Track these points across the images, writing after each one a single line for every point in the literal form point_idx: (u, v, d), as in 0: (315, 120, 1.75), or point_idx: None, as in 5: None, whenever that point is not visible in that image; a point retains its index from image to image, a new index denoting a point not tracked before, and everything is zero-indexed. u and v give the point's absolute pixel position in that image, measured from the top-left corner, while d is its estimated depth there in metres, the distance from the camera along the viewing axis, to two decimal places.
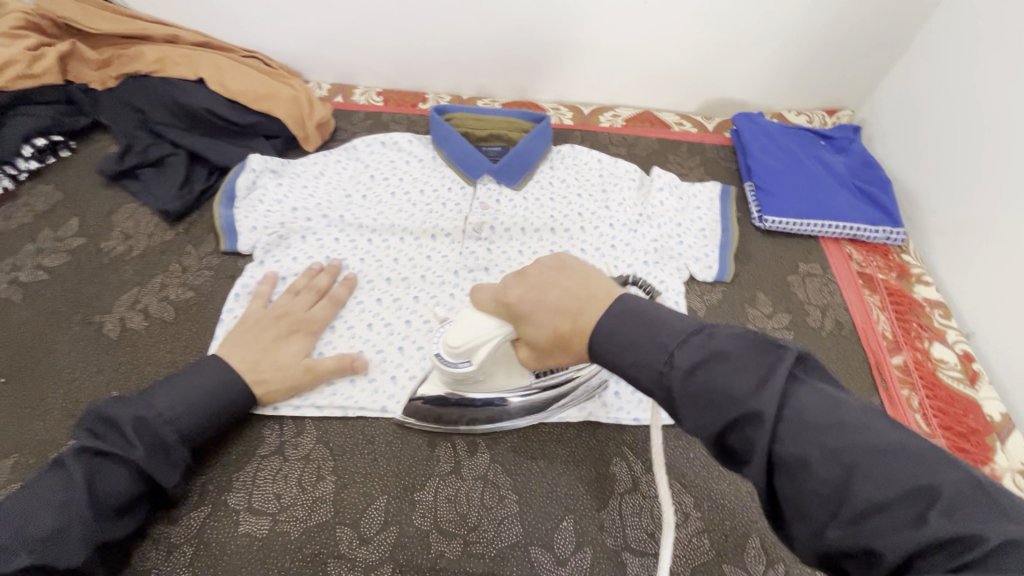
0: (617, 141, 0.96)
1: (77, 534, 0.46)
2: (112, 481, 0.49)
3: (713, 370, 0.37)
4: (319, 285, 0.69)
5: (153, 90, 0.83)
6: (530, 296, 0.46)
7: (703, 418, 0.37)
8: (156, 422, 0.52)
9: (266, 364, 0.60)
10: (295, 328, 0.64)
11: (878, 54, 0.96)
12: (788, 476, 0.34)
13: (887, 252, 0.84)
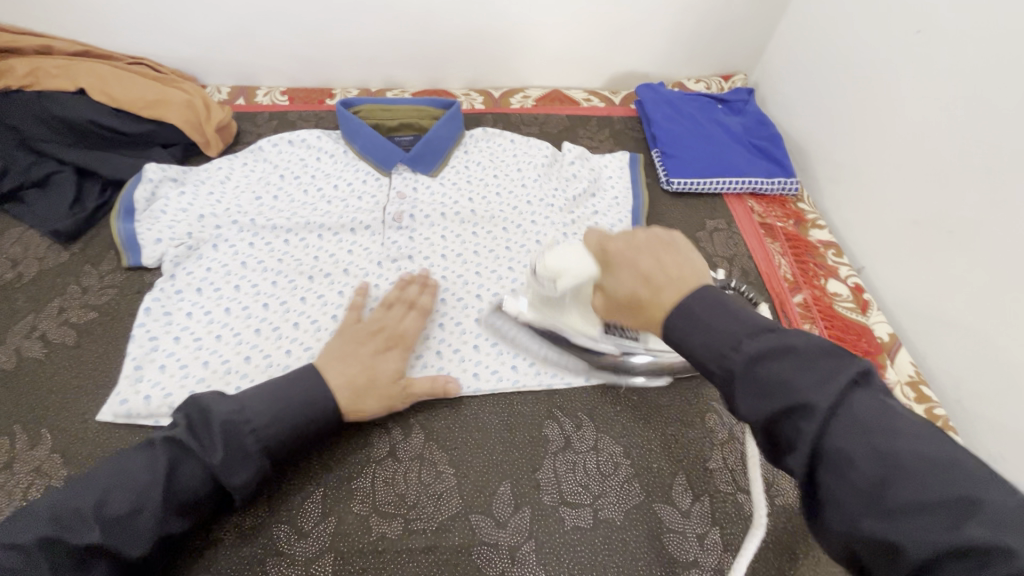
0: (529, 122, 0.98)
1: (144, 521, 0.46)
2: (191, 473, 0.48)
3: (777, 360, 0.38)
4: (411, 296, 0.66)
5: (29, 105, 0.77)
6: (627, 256, 0.48)
7: (758, 402, 0.38)
8: (243, 429, 0.49)
9: (366, 381, 0.57)
10: (392, 343, 0.61)
11: (761, 19, 1.03)
12: (831, 473, 0.35)
13: (785, 201, 0.91)
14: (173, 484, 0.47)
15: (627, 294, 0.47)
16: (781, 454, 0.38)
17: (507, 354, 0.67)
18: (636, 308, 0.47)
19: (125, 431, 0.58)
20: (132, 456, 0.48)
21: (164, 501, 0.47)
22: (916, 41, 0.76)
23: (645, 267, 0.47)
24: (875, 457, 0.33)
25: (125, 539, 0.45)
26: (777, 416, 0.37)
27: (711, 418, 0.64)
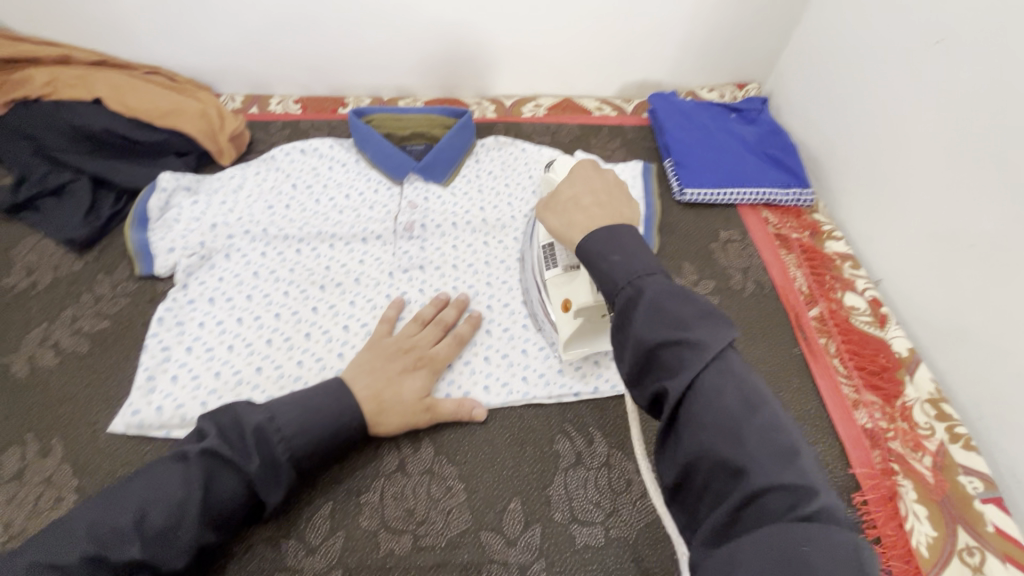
0: (540, 131, 0.98)
1: (185, 535, 0.45)
2: (227, 485, 0.48)
3: (671, 296, 0.39)
4: (446, 320, 0.66)
5: (46, 114, 0.78)
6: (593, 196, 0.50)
7: (647, 327, 0.38)
8: (275, 441, 0.50)
9: (389, 398, 0.58)
10: (421, 364, 0.61)
11: (775, 28, 1.02)
12: (699, 409, 0.36)
13: (800, 213, 0.89)
14: (209, 499, 0.47)
15: (577, 213, 0.49)
16: (651, 377, 0.38)
17: (517, 366, 0.66)
18: (575, 221, 0.48)
19: (135, 442, 0.58)
20: (164, 466, 0.48)
21: (202, 514, 0.46)
22: (936, 51, 0.74)
23: (606, 201, 0.49)
24: (730, 414, 0.35)
25: (167, 553, 0.45)
26: (660, 345, 0.37)
27: None
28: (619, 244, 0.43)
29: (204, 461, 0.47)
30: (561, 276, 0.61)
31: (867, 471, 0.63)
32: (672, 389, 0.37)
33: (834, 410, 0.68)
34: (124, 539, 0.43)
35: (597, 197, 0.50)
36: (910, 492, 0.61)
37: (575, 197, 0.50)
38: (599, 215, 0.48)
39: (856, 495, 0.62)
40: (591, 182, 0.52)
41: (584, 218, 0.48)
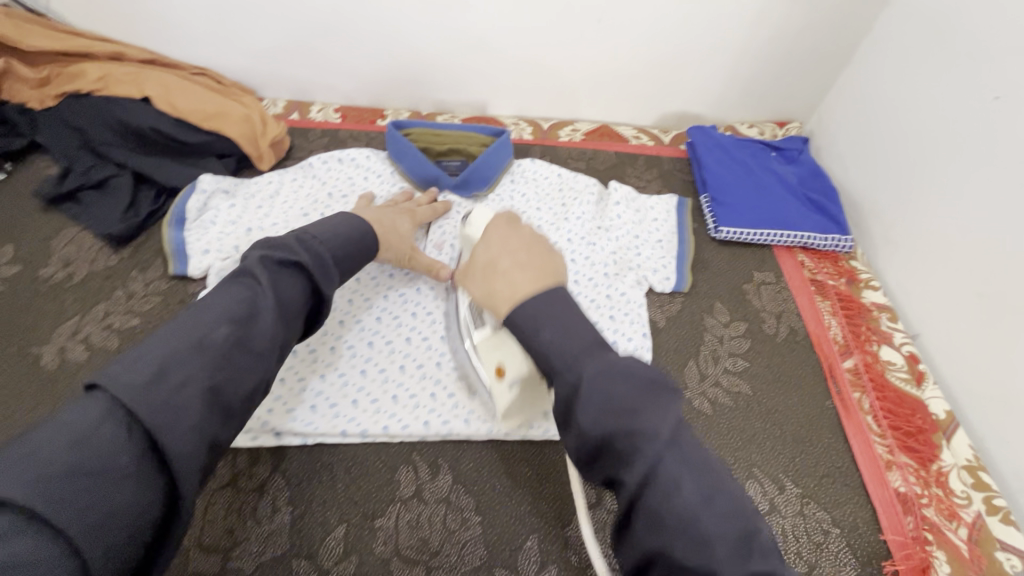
0: (576, 156, 0.97)
1: (267, 323, 0.47)
2: (290, 287, 0.50)
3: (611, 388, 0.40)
4: (417, 199, 0.81)
5: (96, 109, 0.80)
6: (513, 267, 0.51)
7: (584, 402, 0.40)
8: (316, 244, 0.55)
9: (388, 226, 0.69)
10: (406, 214, 0.75)
11: (821, 69, 1.00)
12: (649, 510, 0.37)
13: (837, 258, 0.87)
14: (281, 298, 0.49)
15: (496, 280, 0.51)
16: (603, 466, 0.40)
17: None
18: (501, 290, 0.50)
19: None
20: (223, 285, 0.49)
21: (278, 309, 0.48)
22: (993, 107, 0.72)
23: (527, 264, 0.51)
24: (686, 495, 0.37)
25: (258, 341, 0.45)
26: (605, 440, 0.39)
27: (750, 486, 0.62)
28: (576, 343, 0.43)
29: (266, 268, 0.50)
30: (490, 339, 0.58)
31: (899, 538, 0.60)
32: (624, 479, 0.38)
33: (866, 471, 0.65)
34: (213, 328, 0.44)
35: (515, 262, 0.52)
36: (945, 566, 0.58)
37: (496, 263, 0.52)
38: (519, 280, 0.49)
39: (886, 562, 0.59)
40: (501, 245, 0.55)
41: (508, 289, 0.49)
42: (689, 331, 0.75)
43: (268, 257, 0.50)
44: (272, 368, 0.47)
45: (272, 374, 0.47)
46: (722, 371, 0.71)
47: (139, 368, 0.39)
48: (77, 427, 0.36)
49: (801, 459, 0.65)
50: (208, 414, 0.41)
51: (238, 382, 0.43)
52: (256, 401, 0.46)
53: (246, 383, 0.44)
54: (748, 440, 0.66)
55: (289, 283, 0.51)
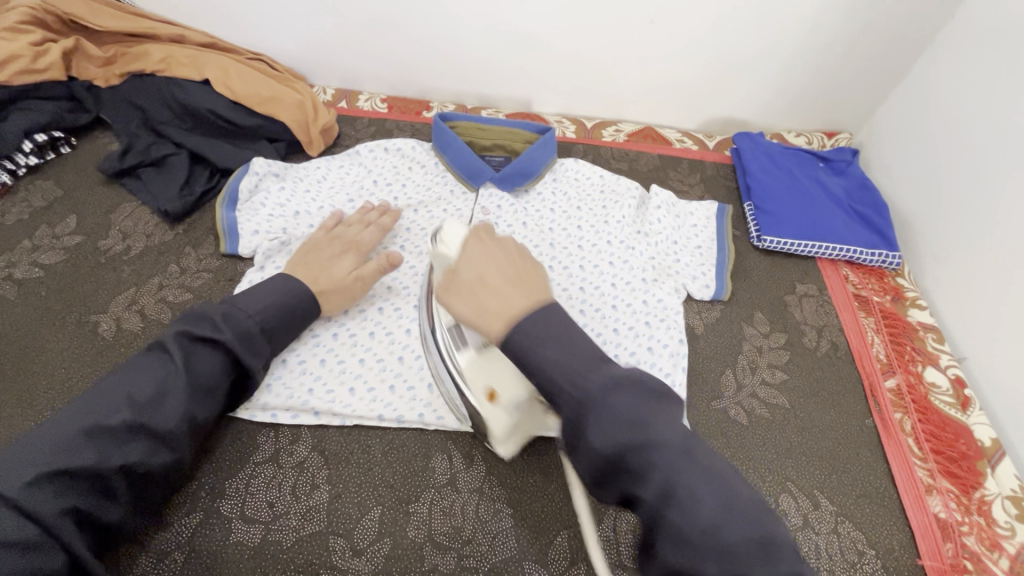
0: (619, 157, 0.97)
1: (173, 405, 0.50)
2: (206, 362, 0.53)
3: (623, 399, 0.40)
4: (370, 218, 0.76)
5: (157, 89, 0.83)
6: (502, 282, 0.49)
7: (609, 433, 0.39)
8: (244, 318, 0.56)
9: (323, 278, 0.66)
10: (348, 248, 0.70)
11: (876, 80, 0.98)
12: (667, 540, 0.38)
13: (882, 275, 0.85)
14: (193, 373, 0.52)
15: (486, 297, 0.48)
16: (620, 483, 0.40)
17: None
18: (490, 306, 0.47)
19: None
20: (145, 358, 0.53)
21: (188, 388, 0.51)
22: None
23: (499, 296, 0.47)
24: (706, 524, 0.37)
25: (160, 425, 0.49)
26: (623, 452, 0.39)
27: (784, 500, 0.61)
28: (549, 336, 0.43)
29: (181, 344, 0.53)
30: (479, 363, 0.54)
31: (936, 564, 0.59)
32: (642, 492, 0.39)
33: (904, 493, 0.63)
34: (121, 409, 0.48)
35: (488, 305, 0.47)
36: None
37: (474, 315, 0.48)
38: (516, 305, 0.46)
39: None
40: (473, 275, 0.50)
41: (498, 322, 0.46)
42: (728, 340, 0.74)
43: (187, 331, 0.54)
44: (181, 448, 0.51)
45: (181, 453, 0.51)
46: (760, 383, 0.70)
47: (38, 455, 0.44)
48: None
49: (837, 476, 0.64)
50: (100, 498, 0.45)
51: (144, 463, 0.47)
52: (161, 476, 0.50)
53: (154, 460, 0.48)
54: (782, 453, 0.65)
55: (205, 355, 0.54)
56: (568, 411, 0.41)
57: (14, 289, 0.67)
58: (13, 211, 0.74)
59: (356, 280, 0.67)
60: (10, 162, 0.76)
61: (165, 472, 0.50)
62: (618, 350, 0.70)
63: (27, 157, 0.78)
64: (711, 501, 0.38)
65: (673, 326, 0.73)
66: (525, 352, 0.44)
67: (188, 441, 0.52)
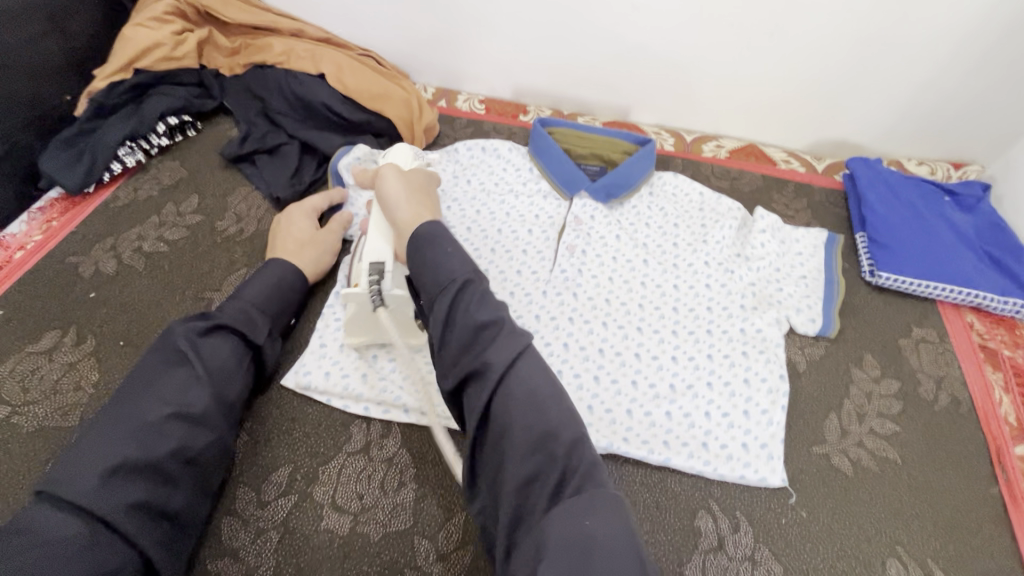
0: (719, 174, 0.93)
1: (200, 392, 0.51)
2: (220, 351, 0.55)
3: (491, 296, 0.47)
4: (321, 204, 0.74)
5: (276, 80, 0.87)
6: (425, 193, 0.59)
7: (474, 311, 0.46)
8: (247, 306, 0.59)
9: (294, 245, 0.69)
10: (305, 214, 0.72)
11: (1021, 109, 0.88)
12: (504, 402, 0.42)
13: (1014, 326, 0.76)
14: (209, 362, 0.53)
15: (410, 202, 0.57)
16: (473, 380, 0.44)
17: (659, 428, 0.63)
18: (410, 206, 0.56)
19: (301, 401, 0.62)
20: (158, 358, 0.52)
21: (210, 376, 0.53)
22: None
23: (420, 199, 0.57)
24: (535, 392, 0.43)
25: (194, 408, 0.50)
26: (488, 354, 0.44)
27: (891, 565, 0.56)
28: (442, 238, 0.50)
29: (188, 337, 0.54)
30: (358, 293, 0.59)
31: None
32: (490, 359, 0.43)
33: None
34: (156, 406, 0.49)
35: (409, 200, 0.57)
36: None
37: (393, 204, 0.57)
38: (425, 215, 0.56)
39: None
40: (414, 183, 0.59)
41: (409, 214, 0.55)
42: (833, 382, 0.69)
43: (190, 326, 0.54)
44: (219, 427, 0.52)
45: (220, 432, 0.52)
46: (868, 432, 0.65)
47: (92, 458, 0.45)
48: (58, 521, 0.41)
49: (954, 546, 0.58)
50: (160, 488, 0.46)
51: (188, 448, 0.49)
52: (206, 458, 0.51)
53: (196, 443, 0.49)
54: (891, 512, 0.60)
55: (217, 346, 0.55)
56: (444, 297, 0.47)
57: (142, 261, 0.72)
58: (144, 188, 0.80)
59: (320, 232, 0.70)
60: (145, 142, 0.82)
61: (210, 452, 0.51)
62: (712, 378, 0.67)
63: (159, 138, 0.83)
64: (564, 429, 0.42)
65: (772, 359, 0.68)
66: (430, 248, 0.50)
67: (224, 420, 0.53)
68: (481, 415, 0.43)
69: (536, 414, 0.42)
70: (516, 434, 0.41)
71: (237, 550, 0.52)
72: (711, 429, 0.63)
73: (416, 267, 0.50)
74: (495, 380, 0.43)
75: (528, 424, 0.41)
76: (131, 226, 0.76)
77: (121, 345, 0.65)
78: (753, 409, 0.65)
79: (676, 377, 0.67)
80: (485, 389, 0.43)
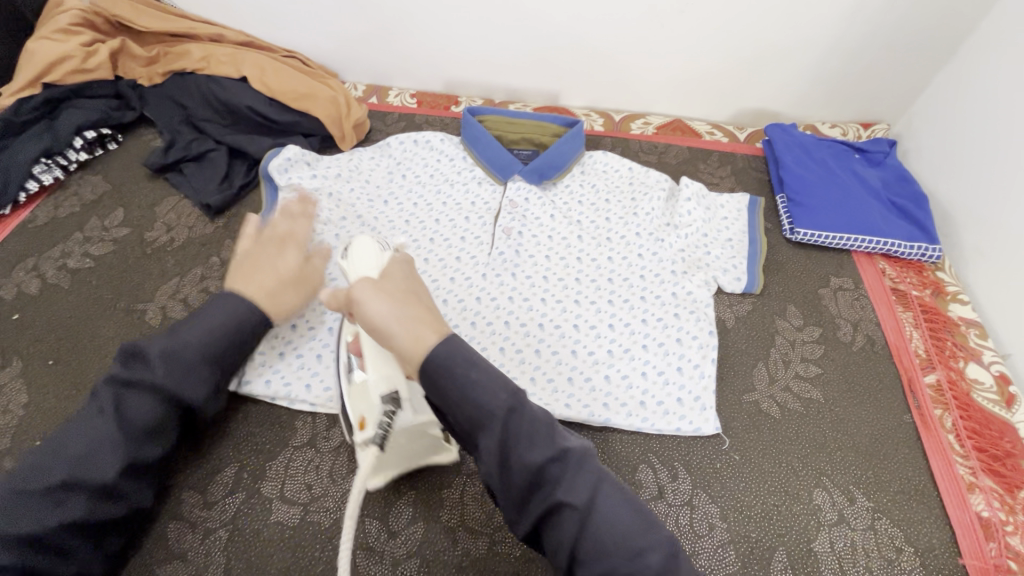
0: (648, 150, 0.96)
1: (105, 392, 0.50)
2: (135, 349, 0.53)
3: (538, 420, 0.44)
4: (297, 212, 0.67)
5: (198, 87, 0.86)
6: (404, 296, 0.48)
7: (526, 450, 0.43)
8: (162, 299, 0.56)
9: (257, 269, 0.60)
10: (276, 237, 0.64)
11: (916, 68, 0.95)
12: (590, 540, 0.42)
13: (921, 269, 0.83)
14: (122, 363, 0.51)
15: (403, 318, 0.46)
16: (540, 499, 0.43)
17: (599, 392, 0.66)
18: (409, 334, 0.45)
19: (243, 403, 0.62)
20: None
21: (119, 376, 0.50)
22: None
23: (421, 315, 0.46)
24: (617, 522, 0.43)
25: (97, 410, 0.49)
26: (547, 465, 0.43)
27: (818, 495, 0.61)
28: (462, 358, 0.44)
29: None
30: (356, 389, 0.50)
31: (978, 563, 0.57)
32: (566, 500, 0.42)
33: (945, 491, 0.62)
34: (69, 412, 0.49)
35: (401, 322, 0.46)
36: None
37: (381, 329, 0.46)
38: (429, 336, 0.45)
39: None
40: (396, 291, 0.48)
41: (412, 342, 0.45)
42: (760, 334, 0.73)
43: None
44: None
45: None
46: (793, 376, 0.69)
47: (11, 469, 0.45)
48: None
49: (874, 472, 0.63)
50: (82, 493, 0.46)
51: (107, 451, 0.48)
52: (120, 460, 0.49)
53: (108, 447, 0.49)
54: (816, 448, 0.64)
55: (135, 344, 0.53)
56: (490, 438, 0.43)
57: (67, 279, 0.71)
58: (65, 205, 0.78)
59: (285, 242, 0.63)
60: (62, 158, 0.80)
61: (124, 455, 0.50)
62: (647, 340, 0.70)
63: (78, 153, 0.81)
64: (627, 511, 0.44)
65: (702, 318, 0.72)
66: (450, 376, 0.43)
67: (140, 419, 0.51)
68: (551, 524, 0.43)
69: (624, 553, 0.42)
70: (609, 560, 0.41)
71: (186, 553, 0.52)
72: (648, 387, 0.66)
73: (442, 403, 0.44)
74: (579, 518, 0.42)
75: (623, 566, 0.41)
76: (53, 244, 0.74)
77: (50, 364, 0.63)
78: (686, 365, 0.68)
79: (614, 343, 0.70)
80: (567, 528, 0.42)
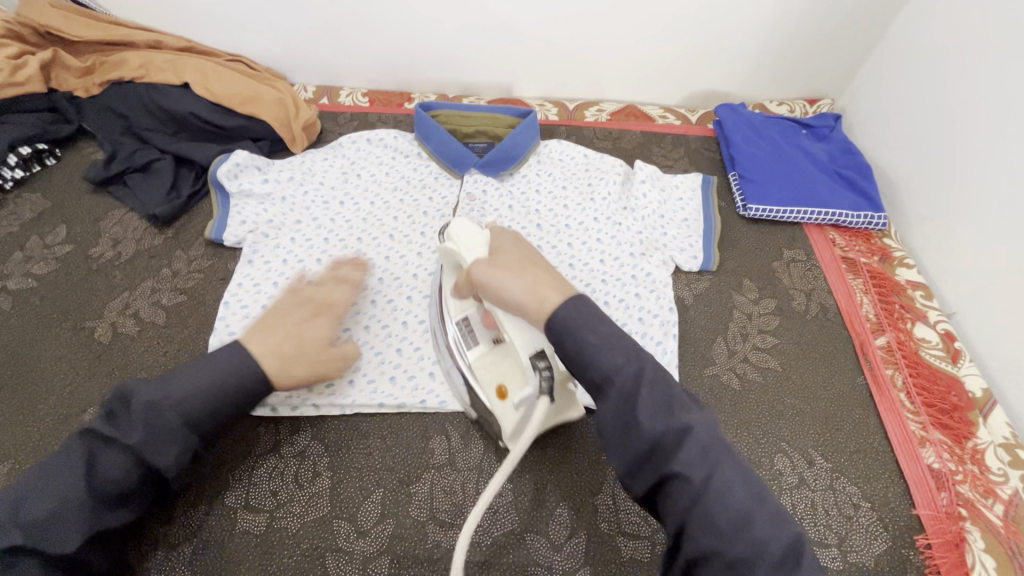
0: (602, 136, 0.97)
1: None
2: None
3: (661, 395, 0.45)
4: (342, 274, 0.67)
5: (136, 95, 0.83)
6: (525, 264, 0.52)
7: (651, 418, 0.43)
8: None
9: (293, 349, 0.57)
10: (319, 312, 0.62)
11: (854, 44, 0.97)
12: (704, 512, 0.41)
13: (869, 236, 0.85)
14: None
15: (540, 286, 0.49)
16: (654, 466, 0.43)
17: None
18: (536, 300, 0.49)
19: None
20: None
21: None
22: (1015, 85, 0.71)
23: (546, 279, 0.50)
24: (736, 508, 0.41)
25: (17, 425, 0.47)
26: (662, 437, 0.43)
27: (779, 460, 0.62)
28: (580, 322, 0.47)
29: None
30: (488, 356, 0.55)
31: (930, 512, 0.60)
32: (682, 471, 0.42)
33: (898, 447, 0.64)
34: None
35: (529, 285, 0.50)
36: (979, 540, 0.57)
37: (505, 295, 0.50)
38: (554, 296, 0.48)
39: (918, 536, 0.59)
40: (517, 261, 0.52)
41: (538, 306, 0.49)
42: (718, 309, 0.75)
43: None
44: None
45: None
46: (751, 348, 0.71)
47: None
48: None
49: (831, 434, 0.65)
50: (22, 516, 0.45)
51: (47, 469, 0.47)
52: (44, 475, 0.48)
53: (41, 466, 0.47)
54: (776, 415, 0.66)
55: None
56: (607, 404, 0.45)
57: (9, 300, 0.68)
58: (3, 225, 0.75)
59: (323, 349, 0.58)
60: None
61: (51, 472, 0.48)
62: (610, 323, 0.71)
63: (13, 170, 0.79)
64: (742, 492, 0.42)
65: (662, 297, 0.73)
66: (573, 339, 0.46)
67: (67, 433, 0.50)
68: (663, 491, 0.43)
69: (733, 533, 0.40)
70: (720, 540, 0.40)
71: (149, 570, 0.51)
72: None
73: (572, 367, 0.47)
74: (691, 491, 0.42)
75: (725, 538, 0.40)
76: None
77: None
78: (648, 344, 0.69)
79: None
80: (681, 498, 0.42)
